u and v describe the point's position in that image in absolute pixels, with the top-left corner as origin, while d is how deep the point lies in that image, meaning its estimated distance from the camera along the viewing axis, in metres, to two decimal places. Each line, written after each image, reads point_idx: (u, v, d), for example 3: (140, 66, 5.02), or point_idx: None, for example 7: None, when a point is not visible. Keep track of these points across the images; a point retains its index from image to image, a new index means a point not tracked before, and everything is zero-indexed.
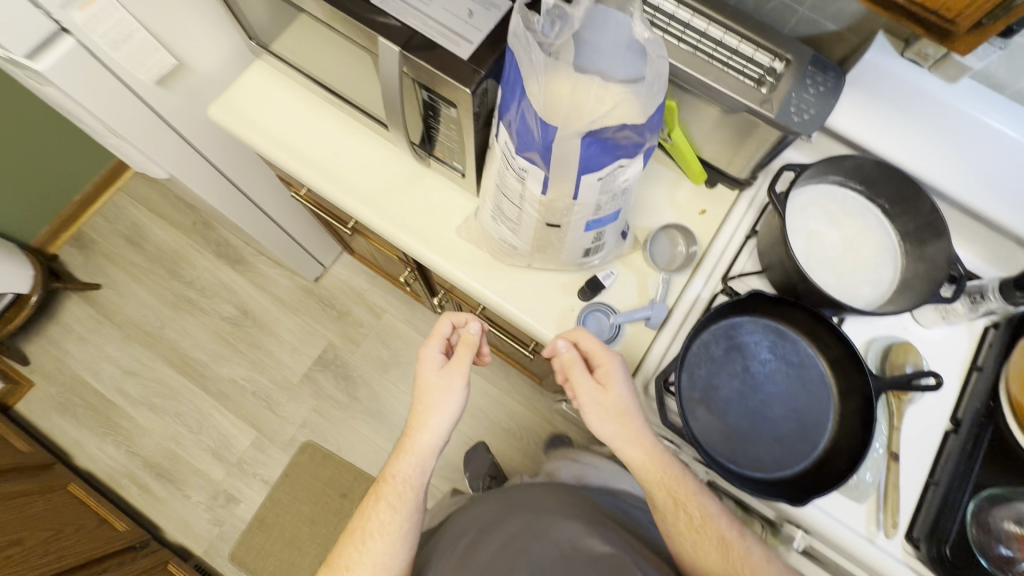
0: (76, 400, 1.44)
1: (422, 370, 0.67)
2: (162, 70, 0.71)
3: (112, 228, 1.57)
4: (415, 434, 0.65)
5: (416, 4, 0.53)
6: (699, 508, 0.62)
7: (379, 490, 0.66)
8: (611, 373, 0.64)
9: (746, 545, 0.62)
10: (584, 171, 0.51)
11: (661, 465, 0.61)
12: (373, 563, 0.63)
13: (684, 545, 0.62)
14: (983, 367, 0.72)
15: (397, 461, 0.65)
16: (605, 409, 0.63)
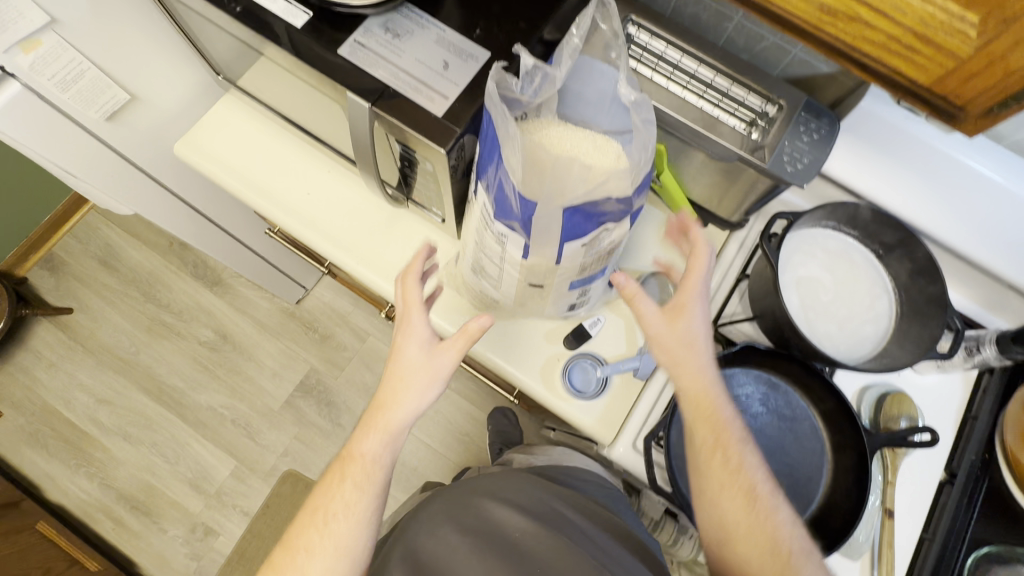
0: (47, 430, 1.39)
1: (403, 343, 0.52)
2: (116, 107, 0.67)
3: (84, 249, 1.51)
4: (385, 410, 0.50)
5: (388, 55, 0.50)
6: (737, 455, 0.52)
7: (340, 468, 0.50)
8: (686, 303, 0.54)
9: (777, 505, 0.52)
10: (568, 240, 0.48)
11: (713, 406, 0.52)
12: (334, 549, 0.48)
13: (706, 483, 0.53)
14: (978, 416, 0.70)
15: (365, 438, 0.50)
16: (670, 345, 0.53)
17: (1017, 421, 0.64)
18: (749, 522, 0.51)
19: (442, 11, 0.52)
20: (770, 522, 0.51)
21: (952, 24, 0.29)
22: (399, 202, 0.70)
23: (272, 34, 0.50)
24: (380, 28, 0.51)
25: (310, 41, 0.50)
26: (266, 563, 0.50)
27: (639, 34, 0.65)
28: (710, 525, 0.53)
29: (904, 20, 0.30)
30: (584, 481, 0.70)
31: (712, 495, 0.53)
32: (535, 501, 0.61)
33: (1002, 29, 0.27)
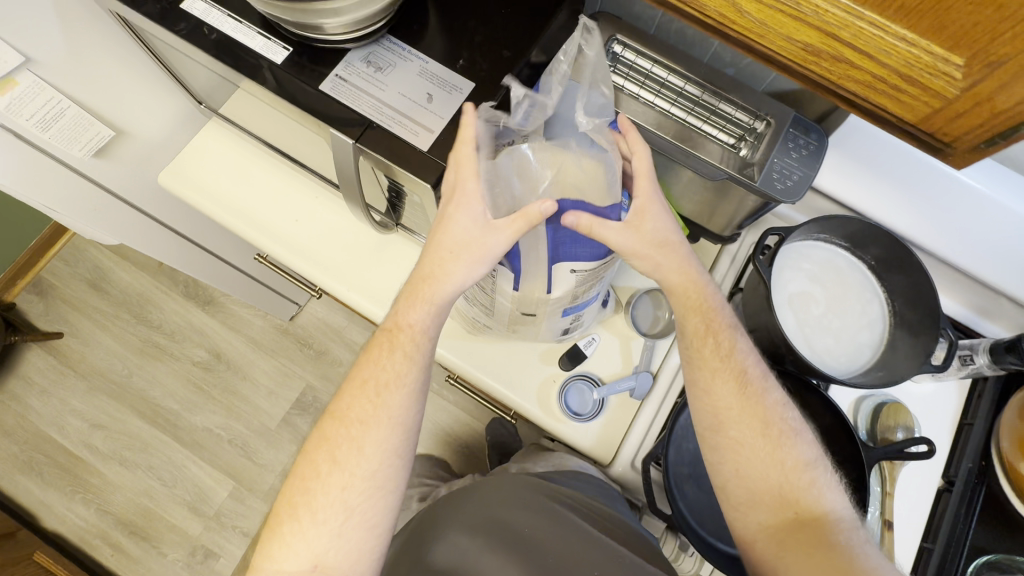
0: (42, 457, 1.37)
1: (453, 213, 0.48)
2: (100, 143, 0.68)
3: (73, 272, 1.49)
4: (434, 281, 0.50)
5: (370, 89, 0.49)
6: (729, 338, 0.53)
7: (389, 337, 0.52)
8: (651, 205, 0.51)
9: (767, 386, 0.53)
10: (556, 262, 0.52)
11: (698, 292, 0.53)
12: (387, 419, 0.50)
13: (700, 375, 0.53)
14: (974, 422, 0.69)
15: (412, 308, 0.51)
16: (642, 243, 0.51)
17: (1014, 430, 0.63)
18: (741, 406, 0.52)
19: (424, 42, 0.51)
20: (761, 404, 0.52)
21: (939, 66, 0.28)
22: (388, 228, 0.70)
23: (253, 72, 0.50)
24: (362, 62, 0.50)
25: (291, 78, 0.50)
26: (317, 431, 0.52)
27: (625, 51, 0.64)
28: (699, 408, 0.54)
29: (891, 60, 0.29)
30: (580, 477, 0.65)
31: (704, 391, 0.53)
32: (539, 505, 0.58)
33: (989, 71, 0.27)
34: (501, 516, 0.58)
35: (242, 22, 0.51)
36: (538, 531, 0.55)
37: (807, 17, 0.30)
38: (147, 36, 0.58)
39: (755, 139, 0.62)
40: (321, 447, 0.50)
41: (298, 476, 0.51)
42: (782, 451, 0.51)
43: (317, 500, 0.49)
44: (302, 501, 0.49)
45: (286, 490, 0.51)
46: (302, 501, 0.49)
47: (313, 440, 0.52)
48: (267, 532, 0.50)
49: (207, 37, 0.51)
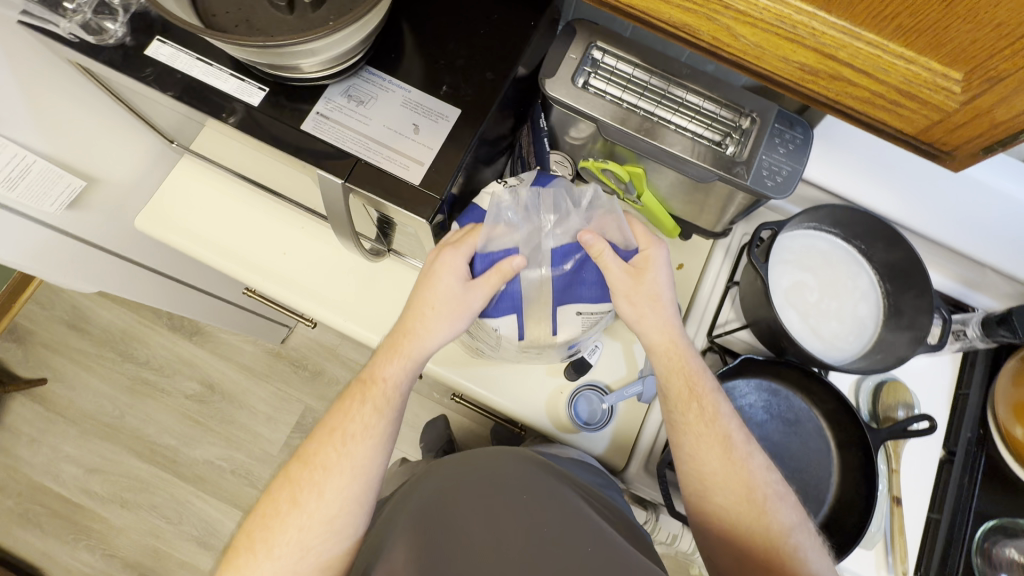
0: (39, 507, 1.34)
1: (439, 274, 0.54)
2: (71, 196, 0.67)
3: (50, 315, 1.44)
4: (415, 337, 0.55)
5: (354, 124, 0.49)
6: (712, 403, 0.54)
7: (362, 389, 0.55)
8: (654, 260, 0.57)
9: (751, 452, 0.54)
10: (562, 304, 0.57)
11: (680, 355, 0.56)
12: (351, 468, 0.51)
13: (684, 441, 0.54)
14: (969, 391, 0.71)
15: (388, 362, 0.55)
16: (637, 293, 0.55)
17: (1009, 398, 0.64)
18: (728, 474, 0.52)
19: (404, 70, 0.51)
20: (745, 470, 0.53)
21: (938, 80, 0.28)
22: (380, 254, 0.69)
23: (230, 116, 0.49)
24: (342, 96, 0.49)
25: (271, 119, 0.49)
26: (281, 475, 0.52)
27: (605, 57, 0.61)
28: (685, 474, 0.55)
29: (890, 76, 0.29)
30: (583, 468, 0.63)
31: (687, 444, 0.54)
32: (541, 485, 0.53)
33: (989, 86, 0.27)
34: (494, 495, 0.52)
35: (213, 64, 0.49)
36: (538, 501, 0.51)
37: (802, 38, 0.30)
38: (111, 81, 0.55)
39: (741, 135, 0.60)
40: (283, 490, 0.51)
41: (260, 514, 0.51)
42: (765, 520, 0.51)
43: (274, 538, 0.49)
44: (260, 539, 0.49)
45: (247, 526, 0.51)
46: (260, 539, 0.49)
47: (277, 485, 0.52)
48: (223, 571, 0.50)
49: (176, 82, 0.49)
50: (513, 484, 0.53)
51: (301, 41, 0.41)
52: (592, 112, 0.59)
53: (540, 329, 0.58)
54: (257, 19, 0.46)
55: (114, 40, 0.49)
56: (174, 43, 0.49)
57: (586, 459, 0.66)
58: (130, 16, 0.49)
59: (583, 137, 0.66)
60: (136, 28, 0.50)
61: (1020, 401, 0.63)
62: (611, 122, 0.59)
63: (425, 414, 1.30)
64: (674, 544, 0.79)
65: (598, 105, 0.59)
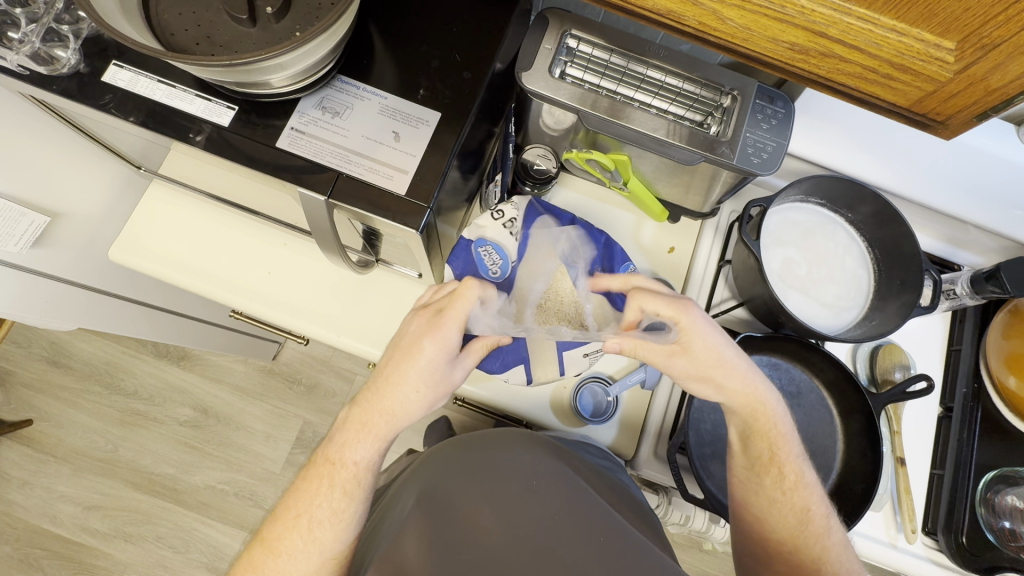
0: (39, 551, 1.31)
1: (430, 351, 0.52)
2: (37, 233, 0.66)
3: (29, 353, 1.40)
4: (392, 420, 0.53)
5: (331, 136, 0.47)
6: (794, 471, 0.56)
7: (329, 472, 0.52)
8: (693, 324, 0.54)
9: (829, 528, 0.55)
10: (567, 350, 0.62)
11: (761, 411, 0.56)
12: (320, 555, 0.51)
13: (759, 498, 0.56)
14: (961, 347, 0.72)
15: (359, 445, 0.52)
16: (698, 368, 0.55)
17: (1001, 349, 0.65)
18: (799, 542, 0.54)
19: (379, 77, 0.49)
20: (818, 543, 0.54)
21: (930, 50, 0.30)
22: (369, 264, 0.67)
23: (201, 138, 0.47)
24: (317, 108, 0.48)
25: (244, 139, 0.47)
26: (246, 552, 0.52)
27: (580, 45, 0.59)
28: (752, 525, 0.57)
29: (880, 50, 0.31)
30: (587, 450, 0.63)
31: (762, 502, 0.56)
32: (549, 476, 0.51)
33: (980, 54, 0.29)
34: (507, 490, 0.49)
35: (176, 86, 0.47)
36: (553, 498, 0.49)
37: (795, 19, 0.31)
38: (69, 113, 0.53)
39: (724, 114, 0.59)
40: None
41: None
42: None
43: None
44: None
45: None
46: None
47: (242, 567, 0.52)
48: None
49: (139, 107, 0.47)
50: (523, 476, 0.51)
51: (274, 55, 0.39)
52: (572, 103, 0.56)
53: (547, 371, 0.63)
54: (218, 34, 0.44)
55: (68, 69, 0.47)
56: (132, 67, 0.47)
57: (591, 442, 0.66)
58: (82, 42, 0.47)
59: (562, 128, 0.65)
60: (90, 54, 0.47)
61: (1013, 352, 0.64)
62: (593, 111, 0.57)
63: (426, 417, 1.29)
64: (688, 524, 0.79)
65: (578, 95, 0.56)
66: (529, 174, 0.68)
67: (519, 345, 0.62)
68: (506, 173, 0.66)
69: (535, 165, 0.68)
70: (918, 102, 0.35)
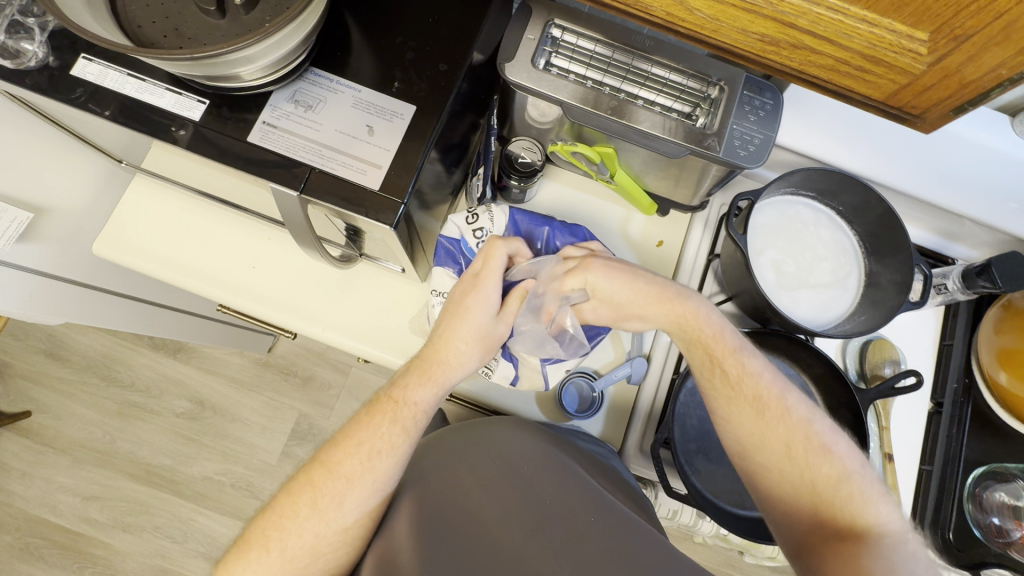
0: (40, 540, 1.32)
1: (473, 308, 0.56)
2: (20, 229, 0.66)
3: (28, 345, 1.41)
4: (447, 365, 0.55)
5: (304, 131, 0.46)
6: (735, 364, 0.54)
7: (391, 409, 0.53)
8: (593, 271, 0.58)
9: (789, 406, 0.53)
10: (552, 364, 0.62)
11: (701, 320, 0.56)
12: (372, 484, 0.50)
13: (716, 408, 0.55)
14: (953, 341, 0.71)
15: (419, 385, 0.54)
16: (619, 313, 0.59)
17: (995, 344, 0.64)
18: (765, 435, 0.52)
19: (355, 70, 0.48)
20: (782, 425, 0.52)
21: (903, 42, 0.30)
22: (351, 260, 0.66)
23: (181, 134, 0.46)
24: (289, 102, 0.47)
25: (218, 133, 0.46)
26: (302, 474, 0.51)
27: (564, 35, 0.57)
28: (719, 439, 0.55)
29: (852, 40, 0.31)
30: (582, 437, 0.63)
31: (719, 408, 0.54)
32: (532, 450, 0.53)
33: (953, 46, 0.29)
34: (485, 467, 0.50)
35: (147, 80, 0.46)
36: (537, 472, 0.50)
37: (764, 10, 0.30)
38: (44, 107, 0.52)
39: (712, 105, 0.57)
40: (302, 495, 0.50)
41: (277, 511, 0.50)
42: (807, 468, 0.50)
43: (290, 542, 0.49)
44: (275, 536, 0.49)
45: (258, 521, 0.50)
46: (276, 534, 0.49)
47: (297, 482, 0.51)
48: (228, 564, 0.49)
49: (110, 102, 0.46)
50: (504, 449, 0.53)
51: (242, 47, 0.38)
52: (556, 95, 0.55)
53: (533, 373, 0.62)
54: (186, 26, 0.43)
55: (36, 62, 0.46)
56: (102, 61, 0.46)
57: (582, 431, 0.65)
58: (49, 34, 0.46)
59: (548, 120, 0.64)
60: (59, 47, 0.46)
61: (1006, 347, 0.62)
62: (574, 102, 0.56)
63: None
64: (676, 518, 0.80)
65: (560, 86, 0.55)
66: (514, 167, 0.68)
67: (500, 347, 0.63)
68: (488, 166, 0.64)
69: (519, 158, 0.68)
70: (893, 94, 0.35)
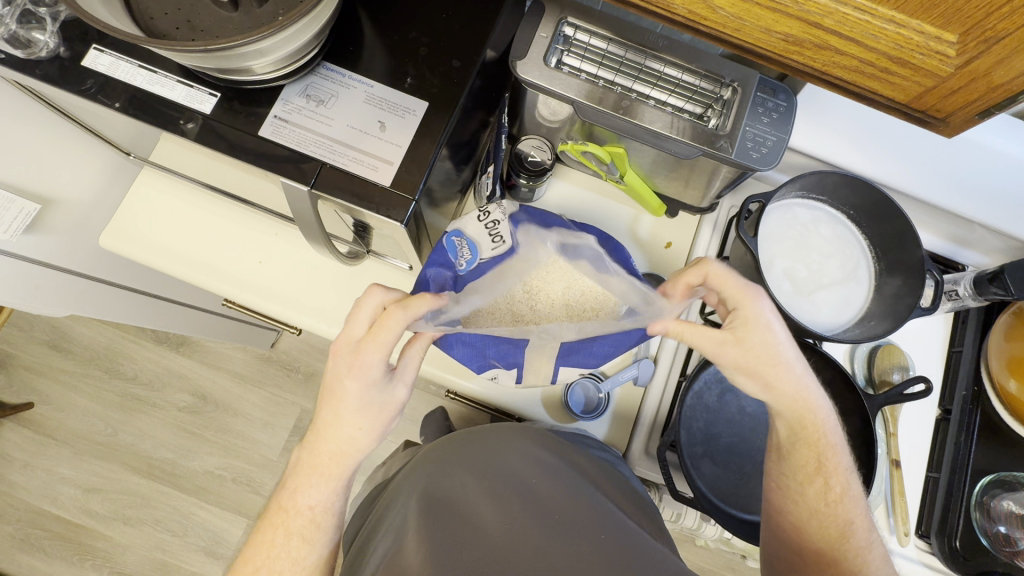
0: (40, 531, 1.33)
1: (354, 383, 0.50)
2: (27, 220, 0.66)
3: (31, 337, 1.41)
4: (343, 459, 0.50)
5: (315, 126, 0.46)
6: (840, 484, 0.55)
7: (284, 522, 0.49)
8: (758, 315, 0.53)
9: (871, 542, 0.54)
10: (565, 365, 0.60)
11: (819, 425, 0.54)
12: None
13: (798, 507, 0.56)
14: (962, 348, 0.71)
15: (312, 488, 0.50)
16: (750, 364, 0.53)
17: (1003, 352, 0.63)
18: (838, 555, 0.54)
19: (366, 65, 0.48)
20: (856, 556, 0.53)
21: (932, 45, 0.30)
22: (359, 255, 0.66)
23: (191, 127, 0.46)
24: (301, 96, 0.47)
25: (228, 127, 0.46)
26: None
27: (577, 33, 0.57)
28: (789, 534, 0.57)
29: (878, 41, 0.30)
30: (588, 442, 0.62)
31: (800, 509, 0.56)
32: (564, 485, 0.50)
33: (982, 49, 0.29)
34: (511, 500, 0.48)
35: (158, 72, 0.46)
36: (566, 507, 0.47)
37: (790, 10, 0.30)
38: (53, 98, 0.52)
39: (724, 107, 0.57)
40: None
41: None
42: None
43: None
44: None
45: None
46: None
47: None
48: None
49: (120, 93, 0.46)
50: (532, 482, 0.50)
51: (258, 39, 0.38)
52: (568, 94, 0.54)
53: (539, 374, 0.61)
54: (198, 19, 0.43)
55: (46, 52, 0.46)
56: (113, 51, 0.46)
57: (587, 435, 0.65)
58: (60, 24, 0.46)
59: (559, 119, 0.63)
60: (70, 37, 0.46)
61: (1014, 355, 0.62)
62: (586, 101, 0.55)
63: (423, 407, 1.29)
64: (679, 521, 0.80)
65: (573, 85, 0.55)
66: (523, 166, 0.67)
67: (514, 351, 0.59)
68: (499, 164, 0.64)
69: (529, 157, 0.67)
70: (917, 97, 0.34)
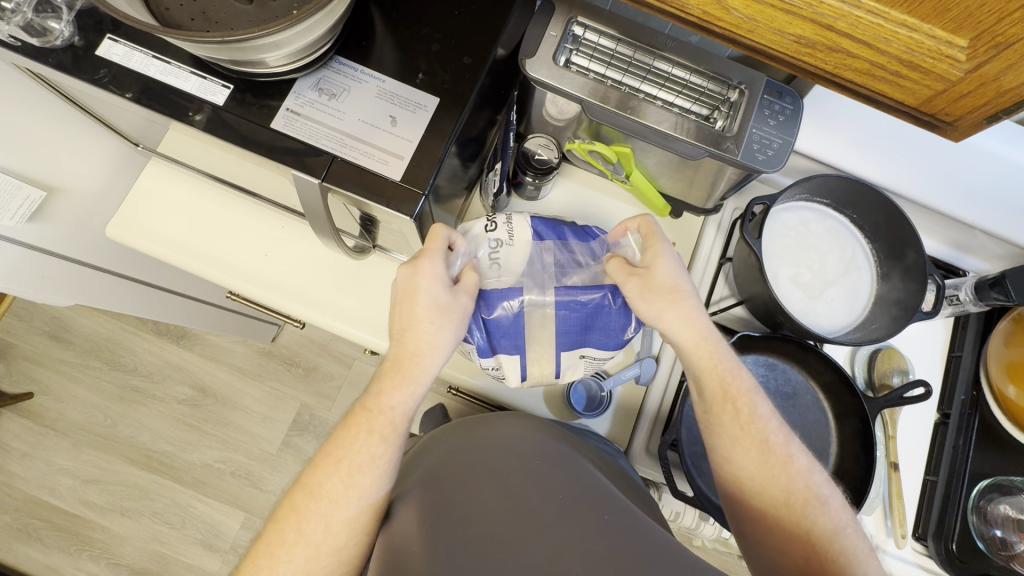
0: (39, 521, 1.33)
1: (420, 287, 0.53)
2: (33, 208, 0.67)
3: (31, 327, 1.41)
4: (421, 359, 0.52)
5: (326, 119, 0.46)
6: (748, 405, 0.52)
7: (368, 419, 0.50)
8: (663, 250, 0.56)
9: (793, 454, 0.52)
10: (567, 349, 0.60)
11: (709, 350, 0.53)
12: (359, 500, 0.48)
13: (722, 442, 0.53)
14: (961, 353, 0.71)
15: (395, 389, 0.51)
16: (650, 290, 0.54)
17: (1002, 357, 0.64)
18: (764, 480, 0.51)
19: (378, 61, 0.48)
20: (784, 473, 0.51)
21: (943, 48, 0.30)
22: (365, 251, 0.67)
23: (199, 118, 0.46)
24: (313, 90, 0.47)
25: (238, 118, 0.46)
26: (284, 503, 0.49)
27: (586, 33, 0.57)
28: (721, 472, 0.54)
29: (890, 45, 0.31)
30: (589, 435, 0.63)
31: (721, 440, 0.53)
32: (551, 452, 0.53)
33: (994, 54, 0.29)
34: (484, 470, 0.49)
35: (171, 63, 0.46)
36: (549, 469, 0.49)
37: (803, 10, 0.30)
38: (64, 86, 0.52)
39: (731, 109, 0.57)
40: (287, 522, 0.47)
41: (276, 531, 0.48)
42: (803, 521, 0.49)
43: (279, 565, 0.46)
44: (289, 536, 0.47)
45: (252, 552, 0.48)
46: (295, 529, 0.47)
47: (276, 518, 0.48)
48: (256, 548, 0.48)
49: (132, 82, 0.46)
50: (514, 451, 0.52)
51: (271, 32, 0.38)
52: (576, 92, 0.55)
53: (544, 371, 0.61)
54: (214, 11, 0.44)
55: (61, 41, 0.46)
56: (127, 41, 0.46)
57: (589, 431, 0.65)
58: (75, 14, 0.46)
59: (566, 118, 0.64)
60: (84, 27, 0.46)
61: (1013, 360, 0.63)
62: (594, 101, 0.55)
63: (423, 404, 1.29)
64: (677, 520, 0.80)
65: (581, 85, 0.55)
66: (530, 163, 0.67)
67: (518, 330, 0.59)
68: (506, 161, 0.63)
69: (535, 155, 0.67)
70: (927, 101, 0.35)
